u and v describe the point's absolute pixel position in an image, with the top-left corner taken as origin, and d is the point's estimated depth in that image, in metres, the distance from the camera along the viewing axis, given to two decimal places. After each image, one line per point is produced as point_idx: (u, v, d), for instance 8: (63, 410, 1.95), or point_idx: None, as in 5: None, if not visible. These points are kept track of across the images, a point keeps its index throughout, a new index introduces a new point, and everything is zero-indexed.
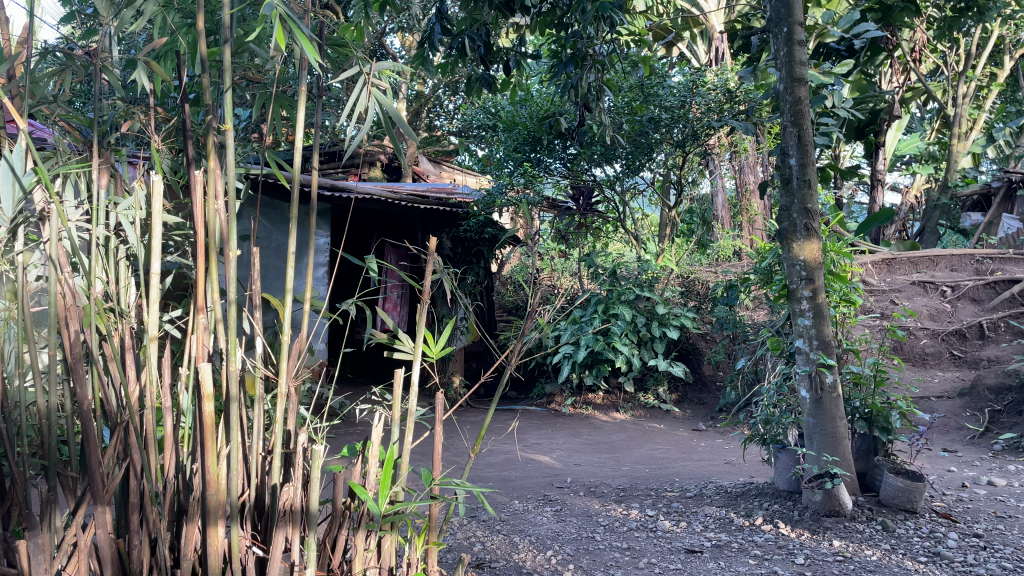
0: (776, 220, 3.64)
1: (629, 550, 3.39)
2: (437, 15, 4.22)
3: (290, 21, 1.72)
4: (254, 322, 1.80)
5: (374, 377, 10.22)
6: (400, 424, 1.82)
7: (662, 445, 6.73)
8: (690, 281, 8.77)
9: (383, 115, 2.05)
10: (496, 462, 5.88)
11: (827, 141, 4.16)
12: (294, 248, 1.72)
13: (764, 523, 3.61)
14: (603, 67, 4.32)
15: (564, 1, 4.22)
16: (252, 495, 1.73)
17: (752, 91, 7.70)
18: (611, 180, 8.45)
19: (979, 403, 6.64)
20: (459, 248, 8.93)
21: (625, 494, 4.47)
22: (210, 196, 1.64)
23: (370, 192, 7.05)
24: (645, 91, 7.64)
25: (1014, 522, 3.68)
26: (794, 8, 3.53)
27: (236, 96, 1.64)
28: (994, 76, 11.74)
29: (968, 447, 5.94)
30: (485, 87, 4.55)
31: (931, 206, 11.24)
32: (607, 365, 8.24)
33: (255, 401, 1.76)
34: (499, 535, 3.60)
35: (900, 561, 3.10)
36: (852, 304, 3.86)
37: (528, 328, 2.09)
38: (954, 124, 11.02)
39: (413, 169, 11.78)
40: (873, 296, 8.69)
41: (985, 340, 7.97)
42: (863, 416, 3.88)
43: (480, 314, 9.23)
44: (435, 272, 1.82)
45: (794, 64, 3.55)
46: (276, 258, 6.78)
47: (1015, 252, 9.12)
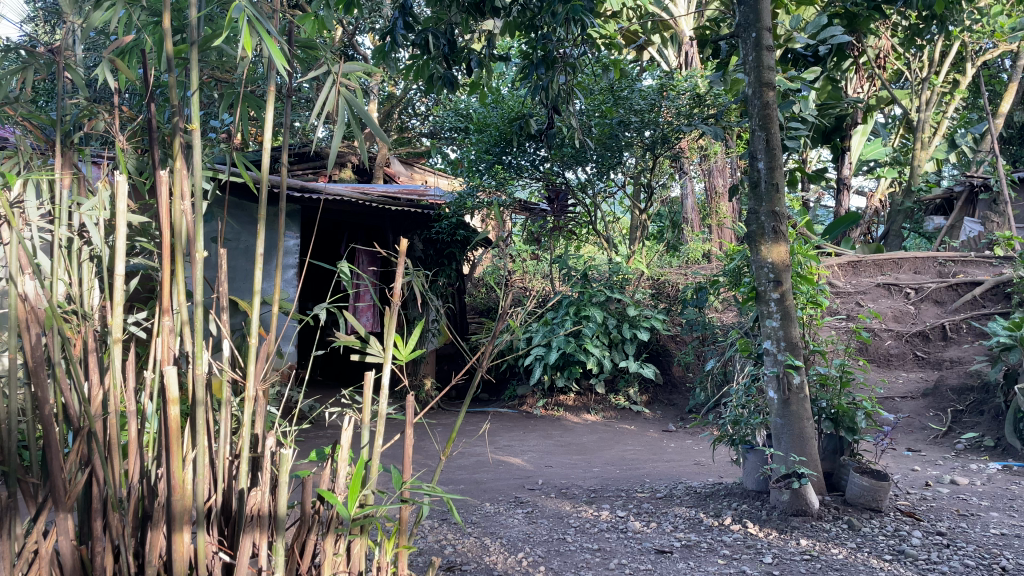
0: (744, 223, 3.68)
1: (599, 551, 3.39)
2: (401, 11, 4.17)
3: (257, 24, 1.71)
4: (222, 325, 1.78)
5: (343, 379, 10.15)
6: (369, 426, 1.80)
7: (633, 447, 6.76)
8: (661, 283, 8.83)
9: (352, 116, 2.04)
10: (467, 464, 5.87)
11: (795, 146, 4.22)
12: (262, 249, 1.70)
13: (733, 523, 3.64)
14: (573, 69, 4.36)
15: (534, 2, 4.21)
16: (218, 501, 1.71)
17: (721, 95, 7.75)
18: (582, 183, 8.48)
19: (942, 403, 6.77)
20: (431, 250, 8.89)
21: (595, 495, 4.48)
22: (176, 197, 1.62)
23: (340, 194, 6.99)
24: (615, 94, 7.69)
25: (977, 520, 3.75)
26: (763, 14, 3.57)
27: (204, 96, 1.61)
28: (956, 82, 11.97)
29: (932, 446, 6.04)
30: (453, 88, 4.54)
31: (895, 209, 11.46)
32: (578, 367, 8.25)
33: (222, 405, 1.74)
34: (470, 538, 3.59)
35: (865, 560, 3.15)
36: (819, 306, 3.91)
37: (498, 330, 2.09)
38: (918, 130, 11.22)
39: (384, 170, 11.72)
40: (839, 298, 8.84)
41: (948, 340, 8.10)
42: (829, 416, 3.94)
43: (451, 316, 9.21)
44: (406, 274, 1.80)
45: (762, 69, 3.59)
46: (244, 260, 6.71)
47: (976, 254, 9.33)
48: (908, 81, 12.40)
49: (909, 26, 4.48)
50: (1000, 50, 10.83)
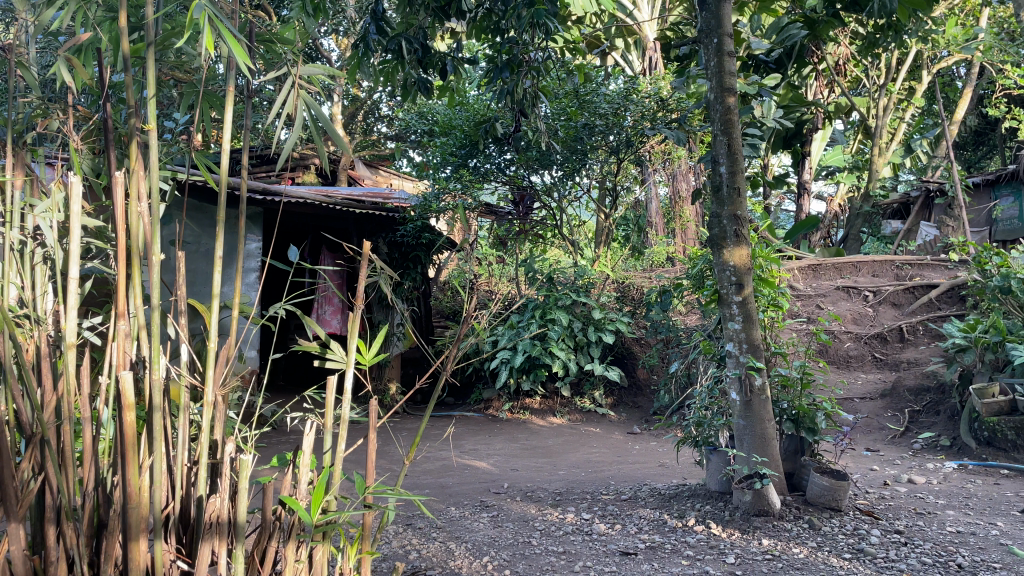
0: (707, 226, 3.71)
1: (564, 554, 3.40)
2: (373, 16, 4.16)
3: (217, 23, 1.69)
4: (179, 329, 1.75)
5: (304, 383, 10.04)
6: (331, 431, 1.77)
7: (597, 449, 6.79)
8: (625, 286, 8.91)
9: (312, 120, 2.02)
10: (432, 469, 5.84)
11: (755, 152, 4.29)
12: (221, 252, 1.67)
13: (696, 524, 3.67)
14: (539, 73, 4.37)
15: (499, 6, 4.18)
16: (176, 508, 1.68)
17: (684, 100, 7.84)
18: (548, 187, 8.51)
19: (900, 403, 6.90)
20: (396, 253, 8.82)
21: (561, 498, 4.49)
22: (132, 199, 1.59)
23: (304, 196, 6.93)
24: (580, 98, 7.73)
25: (933, 518, 3.83)
26: (724, 20, 3.62)
27: (160, 97, 1.59)
28: (912, 89, 12.24)
29: (890, 446, 6.16)
30: (422, 92, 4.53)
31: (854, 214, 11.70)
32: (544, 370, 8.26)
33: (180, 411, 1.71)
34: (435, 542, 3.58)
35: (826, 558, 3.19)
36: (779, 308, 3.98)
37: (463, 334, 2.07)
38: (875, 136, 11.43)
39: (348, 173, 11.65)
40: (800, 300, 8.99)
41: (905, 342, 8.26)
42: (790, 417, 3.99)
43: (416, 320, 9.19)
44: (369, 277, 1.78)
45: (724, 74, 3.64)
46: (204, 263, 6.61)
47: (931, 257, 9.56)
48: (866, 89, 12.66)
49: (868, 34, 4.57)
50: (954, 58, 11.10)
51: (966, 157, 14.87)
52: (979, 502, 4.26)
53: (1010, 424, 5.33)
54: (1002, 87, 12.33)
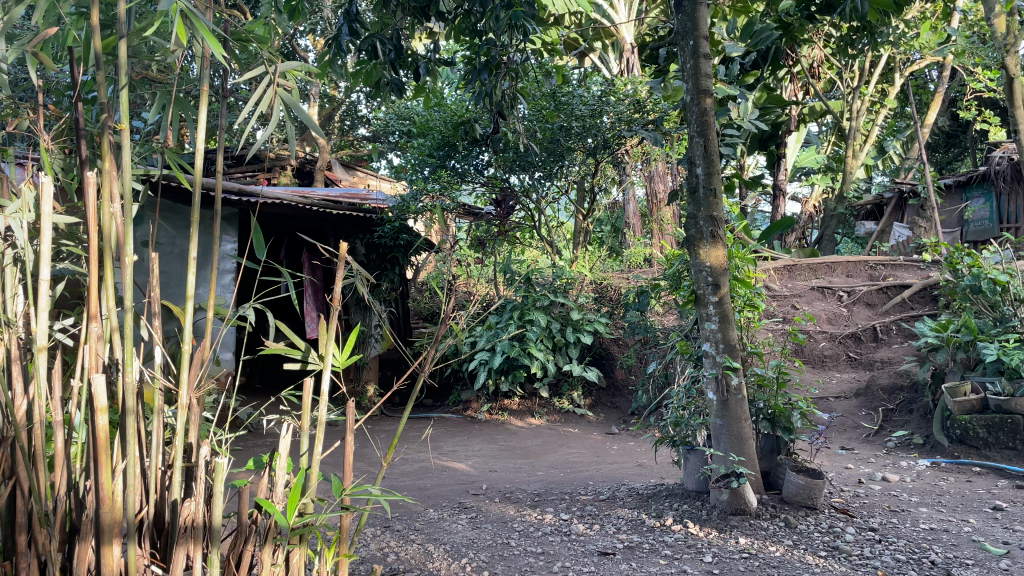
0: (684, 227, 3.73)
1: (543, 555, 3.40)
2: (347, 17, 4.13)
3: (190, 17, 1.67)
4: (153, 331, 1.72)
5: (279, 385, 9.96)
6: (308, 434, 1.76)
7: (576, 450, 6.80)
8: (603, 287, 8.95)
9: (289, 117, 2.01)
10: (410, 471, 5.81)
11: (731, 154, 4.32)
12: (195, 252, 1.65)
13: (674, 523, 3.69)
14: (516, 74, 4.35)
15: (477, 8, 4.18)
16: (149, 513, 1.66)
17: (660, 102, 7.89)
18: (526, 188, 8.52)
19: (874, 402, 6.98)
20: (374, 254, 8.78)
21: (540, 498, 4.50)
22: (105, 199, 1.57)
23: (280, 197, 6.89)
24: (557, 100, 7.73)
25: (907, 516, 3.88)
26: (700, 22, 3.64)
27: (133, 95, 1.57)
28: (885, 92, 12.38)
29: (864, 444, 6.23)
30: (397, 92, 4.52)
31: (829, 215, 11.82)
32: (523, 370, 8.26)
33: (154, 415, 1.69)
34: (413, 545, 3.56)
35: (802, 556, 3.22)
36: (755, 308, 4.01)
37: (442, 334, 2.06)
38: (849, 138, 11.55)
39: (324, 174, 11.59)
40: (776, 300, 9.09)
41: (879, 341, 8.36)
42: (766, 416, 4.03)
43: (394, 321, 9.17)
44: (346, 279, 1.77)
45: (700, 76, 3.66)
46: (178, 264, 6.54)
47: (904, 258, 9.68)
48: (840, 92, 12.80)
49: (842, 36, 4.60)
50: (926, 62, 11.25)
51: (938, 159, 15.09)
52: (951, 499, 4.32)
53: (981, 422, 5.41)
54: (973, 90, 12.53)
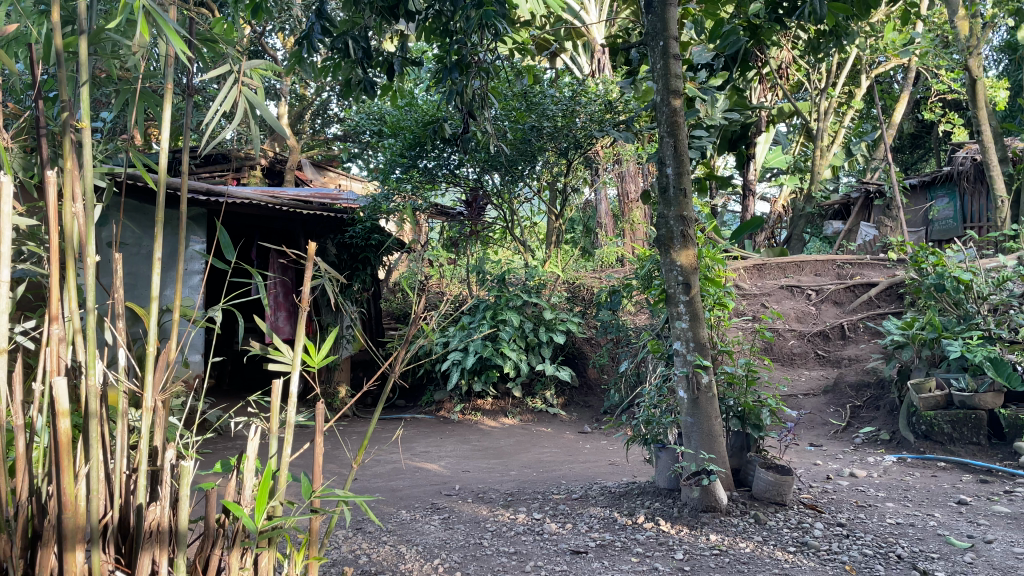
0: (654, 227, 3.75)
1: (516, 554, 3.40)
2: (318, 15, 4.09)
3: (153, 15, 1.65)
4: (117, 333, 1.70)
5: (250, 386, 9.88)
6: (277, 436, 1.74)
7: (549, 449, 6.81)
8: (576, 287, 8.97)
9: (255, 116, 1.99)
10: (382, 472, 5.79)
11: (700, 154, 4.35)
12: (160, 253, 1.65)
13: (646, 521, 3.71)
14: (487, 75, 4.35)
15: (449, 8, 4.17)
16: (114, 518, 1.63)
17: (631, 102, 7.94)
18: (498, 189, 8.52)
19: (842, 399, 7.08)
20: (345, 254, 8.72)
21: (512, 498, 4.50)
22: (66, 199, 1.54)
23: (250, 197, 6.82)
24: (528, 100, 7.74)
25: (874, 511, 3.94)
26: (670, 23, 3.66)
27: (95, 93, 1.54)
28: (852, 93, 12.54)
29: (833, 441, 6.31)
30: (366, 91, 4.49)
31: (797, 215, 11.95)
32: (495, 370, 8.25)
33: (118, 417, 1.66)
34: (386, 546, 3.54)
35: (771, 552, 3.26)
36: (725, 307, 4.04)
37: (413, 333, 2.05)
38: (818, 139, 11.66)
39: (295, 174, 11.49)
40: (746, 299, 9.17)
41: (846, 339, 8.47)
42: (736, 414, 4.07)
43: (365, 322, 9.12)
44: (315, 280, 1.76)
45: (670, 76, 3.68)
46: (144, 265, 6.43)
47: (871, 257, 9.81)
48: (807, 93, 12.95)
49: (809, 40, 4.64)
50: (892, 64, 11.42)
51: (903, 159, 15.35)
52: (917, 494, 4.40)
53: (946, 417, 5.52)
54: (937, 92, 12.73)
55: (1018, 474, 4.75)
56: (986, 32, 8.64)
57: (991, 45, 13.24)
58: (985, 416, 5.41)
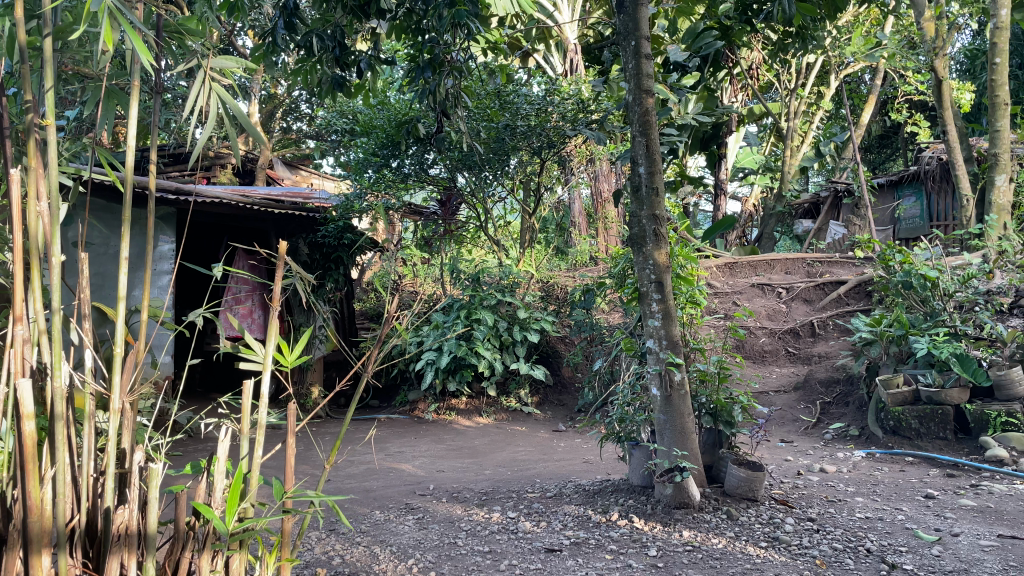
0: (627, 226, 3.77)
1: (490, 553, 3.40)
2: (286, 13, 4.03)
3: (118, 15, 1.62)
4: (83, 334, 1.68)
5: (222, 387, 9.80)
6: (248, 437, 1.72)
7: (523, 448, 6.81)
8: (550, 286, 8.98)
9: (226, 113, 1.97)
10: (355, 473, 5.75)
11: (672, 154, 4.38)
12: (127, 252, 1.63)
13: (620, 519, 3.73)
14: (460, 74, 4.34)
15: (420, 6, 4.18)
16: (81, 521, 1.60)
17: (604, 101, 7.96)
18: (471, 188, 8.50)
19: (812, 396, 7.18)
20: (317, 254, 8.68)
21: (487, 497, 4.50)
22: (30, 197, 1.51)
23: (220, 196, 6.73)
24: (501, 99, 7.74)
25: (843, 505, 3.99)
26: (642, 23, 3.68)
27: (59, 92, 1.52)
28: (821, 94, 12.68)
29: (803, 437, 6.39)
30: (338, 90, 4.44)
31: (767, 214, 12.05)
32: (469, 370, 8.23)
33: (84, 420, 1.64)
34: (359, 547, 3.52)
35: (743, 548, 3.29)
36: (698, 305, 4.07)
37: (385, 333, 2.03)
38: (788, 139, 11.78)
39: (265, 173, 11.38)
40: (718, 298, 9.24)
41: (816, 337, 8.58)
42: (708, 411, 4.10)
43: (338, 321, 9.06)
44: (286, 279, 1.75)
45: (642, 76, 3.69)
46: (111, 265, 6.34)
47: (840, 256, 9.92)
48: (777, 93, 13.06)
49: (776, 42, 4.68)
50: (860, 65, 11.56)
51: (871, 159, 15.57)
52: (886, 489, 4.47)
53: (914, 413, 5.60)
54: (904, 93, 12.93)
55: (984, 468, 4.85)
56: (950, 34, 8.78)
57: (956, 47, 13.46)
58: (951, 411, 5.49)
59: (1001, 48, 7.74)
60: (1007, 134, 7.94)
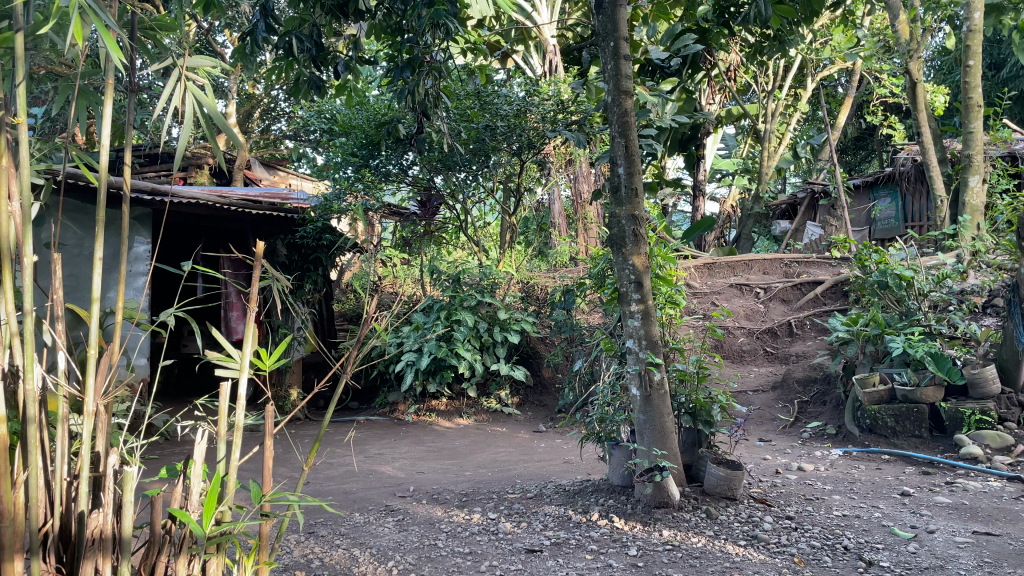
0: (607, 227, 3.77)
1: (470, 554, 3.39)
2: (263, 13, 4.00)
3: (90, 12, 1.59)
4: (56, 336, 1.66)
5: (200, 389, 9.71)
6: (225, 439, 1.71)
7: (503, 449, 6.81)
8: (530, 286, 8.98)
9: (202, 113, 1.96)
10: (334, 475, 5.72)
11: (652, 155, 4.41)
12: (100, 252, 1.62)
13: (600, 519, 3.73)
14: (439, 74, 4.32)
15: (399, 6, 4.16)
16: (54, 525, 1.58)
17: (584, 103, 7.98)
18: (450, 189, 8.48)
19: (790, 394, 7.24)
20: (296, 255, 8.63)
21: (467, 498, 4.49)
22: (1, 197, 1.49)
23: (196, 197, 6.67)
24: (481, 99, 7.70)
25: (821, 503, 4.03)
26: (620, 24, 3.69)
27: (30, 90, 1.51)
28: (798, 96, 12.79)
29: (781, 435, 6.44)
30: (315, 90, 4.41)
31: (746, 215, 12.12)
32: (450, 371, 8.22)
33: (57, 423, 1.62)
34: (339, 550, 3.50)
35: (722, 546, 3.31)
36: (676, 305, 4.09)
37: (365, 334, 2.03)
38: (765, 140, 11.82)
39: (243, 173, 11.28)
40: (696, 298, 9.28)
41: (794, 336, 8.65)
42: (687, 410, 4.11)
43: (317, 323, 9.02)
44: (264, 279, 1.75)
45: (620, 77, 3.71)
46: (85, 267, 6.26)
47: (817, 256, 10.02)
48: (755, 95, 13.16)
49: (753, 44, 4.72)
50: (836, 67, 11.67)
51: (847, 161, 15.74)
52: (863, 486, 4.52)
53: (891, 411, 5.66)
54: (879, 95, 13.08)
55: (958, 465, 4.92)
56: (924, 37, 8.91)
57: (929, 49, 13.64)
58: (926, 409, 5.56)
59: (973, 51, 7.85)
60: (980, 135, 8.05)
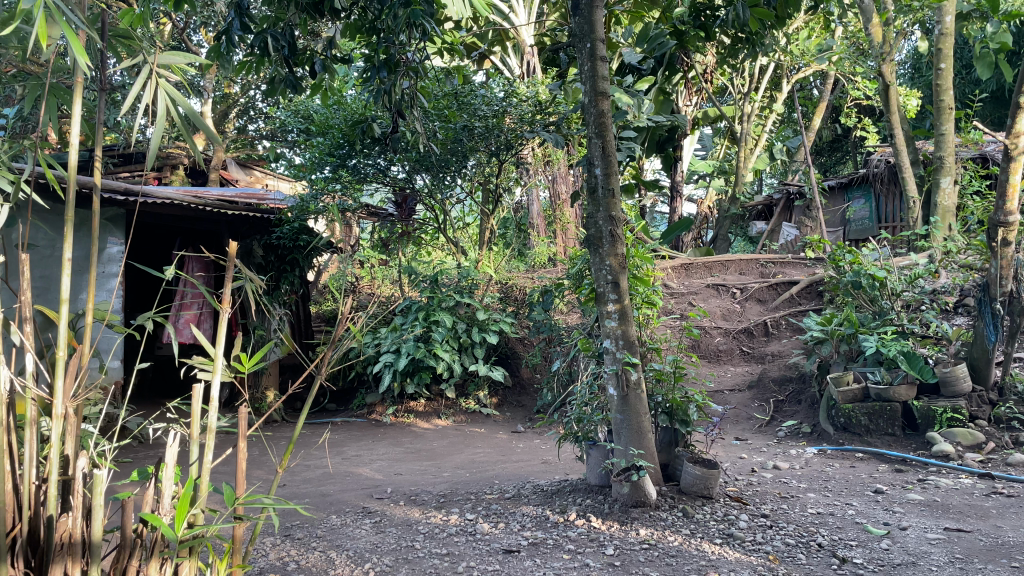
0: (584, 227, 3.78)
1: (448, 556, 3.39)
2: (238, 12, 3.96)
3: (55, 13, 1.58)
4: (25, 338, 1.64)
5: (173, 392, 9.62)
6: (198, 442, 1.69)
7: (481, 450, 6.80)
8: (508, 287, 8.96)
9: (174, 113, 1.94)
10: (311, 478, 5.68)
11: (629, 156, 4.43)
12: (69, 254, 1.61)
13: (577, 518, 3.74)
14: (415, 74, 4.30)
15: (375, 5, 4.12)
16: (23, 529, 1.56)
17: (561, 103, 7.98)
18: (428, 189, 8.44)
19: (766, 394, 7.30)
20: (272, 256, 8.56)
21: (445, 499, 4.48)
22: None
23: (170, 197, 6.61)
24: (458, 100, 7.69)
25: (796, 501, 4.07)
26: (597, 26, 3.70)
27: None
28: (773, 98, 12.90)
29: (757, 434, 6.49)
30: (291, 88, 4.37)
31: (722, 215, 12.18)
32: (428, 372, 8.19)
33: (26, 426, 1.60)
34: (315, 552, 3.48)
35: (698, 545, 3.33)
36: (653, 306, 4.11)
37: (340, 335, 2.02)
38: (741, 140, 11.65)
39: (218, 173, 11.18)
40: (674, 298, 9.33)
41: (770, 336, 8.72)
42: (664, 410, 4.13)
43: (294, 324, 8.96)
44: (236, 280, 1.74)
45: (597, 78, 3.72)
46: (54, 268, 6.18)
47: (793, 256, 10.12)
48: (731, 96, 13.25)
49: (730, 46, 4.75)
50: (810, 70, 11.77)
51: (823, 162, 15.90)
52: (837, 484, 4.57)
53: (863, 410, 5.73)
54: (853, 98, 13.22)
55: (930, 463, 4.98)
56: (897, 40, 9.03)
57: (902, 53, 13.81)
58: (899, 408, 5.64)
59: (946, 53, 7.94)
60: (952, 137, 8.16)
